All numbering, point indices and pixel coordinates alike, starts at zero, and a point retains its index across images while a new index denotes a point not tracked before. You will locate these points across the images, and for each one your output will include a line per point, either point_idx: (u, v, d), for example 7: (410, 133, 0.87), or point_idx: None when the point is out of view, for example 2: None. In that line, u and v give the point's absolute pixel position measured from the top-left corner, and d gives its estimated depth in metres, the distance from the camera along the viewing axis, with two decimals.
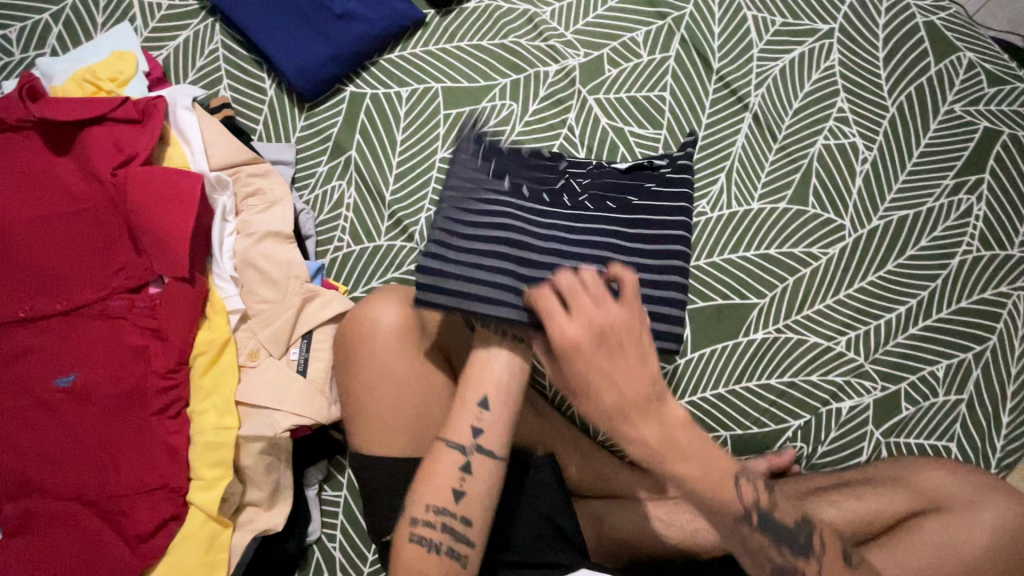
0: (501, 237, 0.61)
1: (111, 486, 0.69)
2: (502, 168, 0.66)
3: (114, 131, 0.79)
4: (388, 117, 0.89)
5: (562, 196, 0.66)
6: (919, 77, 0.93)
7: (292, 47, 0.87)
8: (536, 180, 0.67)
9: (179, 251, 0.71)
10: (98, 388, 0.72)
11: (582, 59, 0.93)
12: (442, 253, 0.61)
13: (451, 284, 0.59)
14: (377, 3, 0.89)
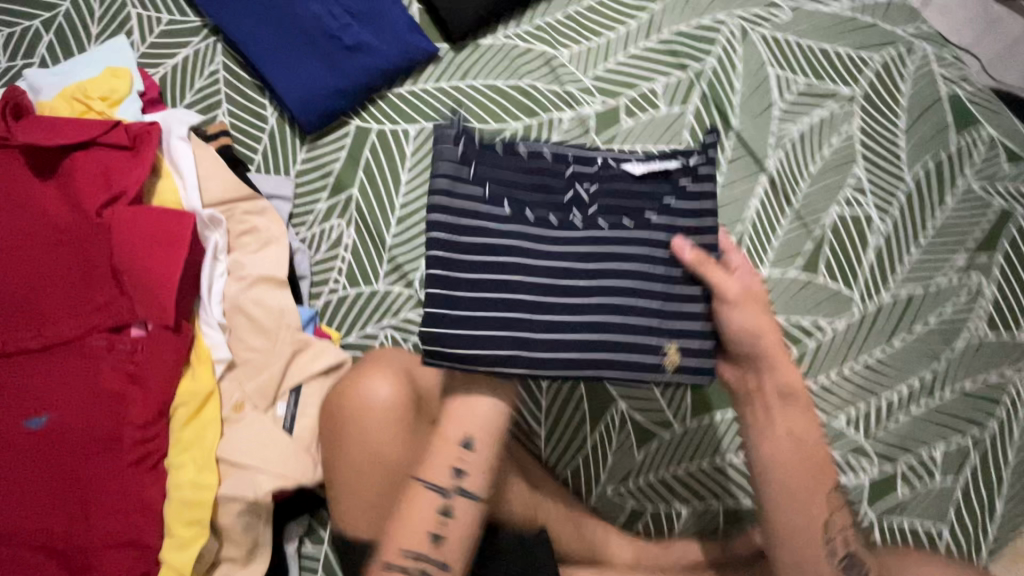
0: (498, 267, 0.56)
1: (80, 539, 0.65)
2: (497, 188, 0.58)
3: (103, 158, 0.75)
4: (393, 156, 0.86)
5: (569, 216, 0.59)
6: (938, 150, 0.91)
7: (297, 76, 0.82)
8: (541, 196, 0.59)
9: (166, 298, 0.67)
10: (72, 431, 0.68)
11: (598, 107, 0.89)
12: (462, 221, 0.57)
13: (488, 231, 0.57)
14: (390, 34, 0.84)
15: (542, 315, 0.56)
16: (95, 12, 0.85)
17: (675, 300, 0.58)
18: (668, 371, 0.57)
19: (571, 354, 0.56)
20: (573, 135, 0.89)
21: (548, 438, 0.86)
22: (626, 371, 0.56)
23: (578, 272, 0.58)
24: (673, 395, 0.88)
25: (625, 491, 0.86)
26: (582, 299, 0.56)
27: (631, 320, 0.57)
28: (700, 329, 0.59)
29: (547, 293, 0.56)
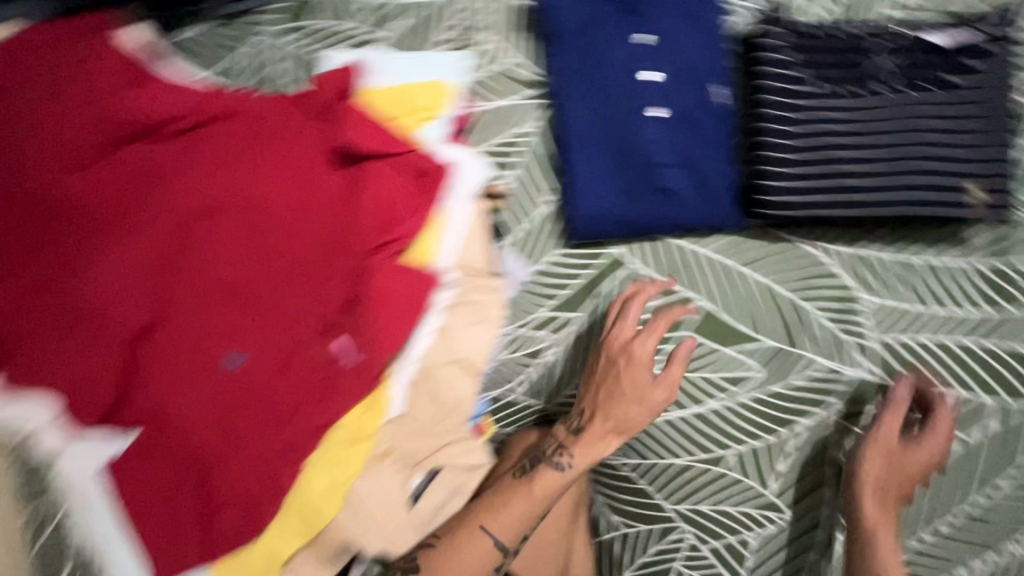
0: (808, 178, 0.74)
1: (205, 493, 0.67)
2: (801, 114, 0.74)
3: (391, 177, 0.76)
4: (634, 303, 0.79)
5: (876, 85, 0.74)
6: None
7: (600, 186, 0.78)
8: (845, 74, 0.74)
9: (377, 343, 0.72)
10: (247, 393, 0.68)
11: (863, 374, 0.78)
12: (801, 151, 0.74)
13: (795, 193, 0.74)
14: (707, 192, 0.77)
15: (871, 154, 0.73)
16: (456, 23, 0.89)
17: (951, 139, 0.73)
18: (973, 197, 0.73)
19: (872, 166, 0.73)
20: (819, 385, 0.78)
21: None
22: (936, 171, 0.73)
23: (885, 106, 0.73)
24: None
25: None
26: (875, 206, 0.74)
27: (940, 151, 0.73)
28: (965, 163, 0.73)
29: (864, 181, 0.74)
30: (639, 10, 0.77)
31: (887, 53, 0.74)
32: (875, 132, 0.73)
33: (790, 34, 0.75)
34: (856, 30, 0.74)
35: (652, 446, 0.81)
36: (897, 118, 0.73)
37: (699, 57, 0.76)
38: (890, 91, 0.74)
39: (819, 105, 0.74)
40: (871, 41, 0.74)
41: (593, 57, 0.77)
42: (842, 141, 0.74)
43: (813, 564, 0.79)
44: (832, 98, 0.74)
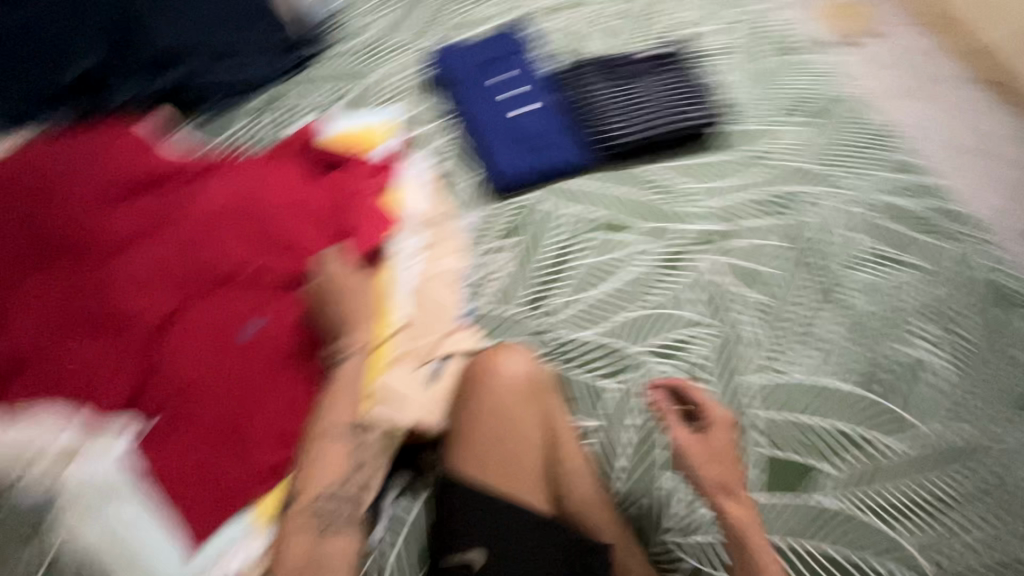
0: (620, 124, 1.22)
1: (246, 423, 0.84)
2: (605, 95, 1.25)
3: (358, 169, 1.11)
4: (552, 221, 1.14)
5: (638, 77, 1.29)
6: (995, 327, 1.09)
7: (505, 157, 1.17)
8: (621, 74, 1.29)
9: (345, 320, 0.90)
10: (272, 340, 0.90)
11: (713, 227, 1.16)
12: (613, 111, 1.23)
13: (616, 134, 1.21)
14: (569, 146, 1.20)
15: (649, 107, 1.24)
16: (382, 93, 1.29)
17: (689, 91, 1.27)
18: (710, 116, 1.24)
19: (652, 111, 1.23)
20: (692, 241, 1.14)
21: (625, 472, 0.94)
22: (687, 106, 1.24)
23: (647, 84, 1.27)
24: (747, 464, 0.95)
25: (688, 546, 0.89)
26: (661, 130, 1.22)
27: (684, 97, 1.26)
28: (700, 101, 1.26)
29: (651, 119, 1.23)
30: (496, 67, 1.27)
31: (639, 61, 1.30)
32: (647, 95, 1.25)
33: (584, 62, 1.30)
34: (616, 59, 1.31)
35: (602, 311, 1.06)
36: (656, 87, 1.26)
37: (540, 82, 1.27)
38: (646, 78, 1.28)
39: (613, 91, 1.25)
40: (629, 56, 1.30)
41: (477, 93, 1.24)
42: (632, 103, 1.24)
43: (750, 358, 1.04)
44: (619, 85, 1.26)
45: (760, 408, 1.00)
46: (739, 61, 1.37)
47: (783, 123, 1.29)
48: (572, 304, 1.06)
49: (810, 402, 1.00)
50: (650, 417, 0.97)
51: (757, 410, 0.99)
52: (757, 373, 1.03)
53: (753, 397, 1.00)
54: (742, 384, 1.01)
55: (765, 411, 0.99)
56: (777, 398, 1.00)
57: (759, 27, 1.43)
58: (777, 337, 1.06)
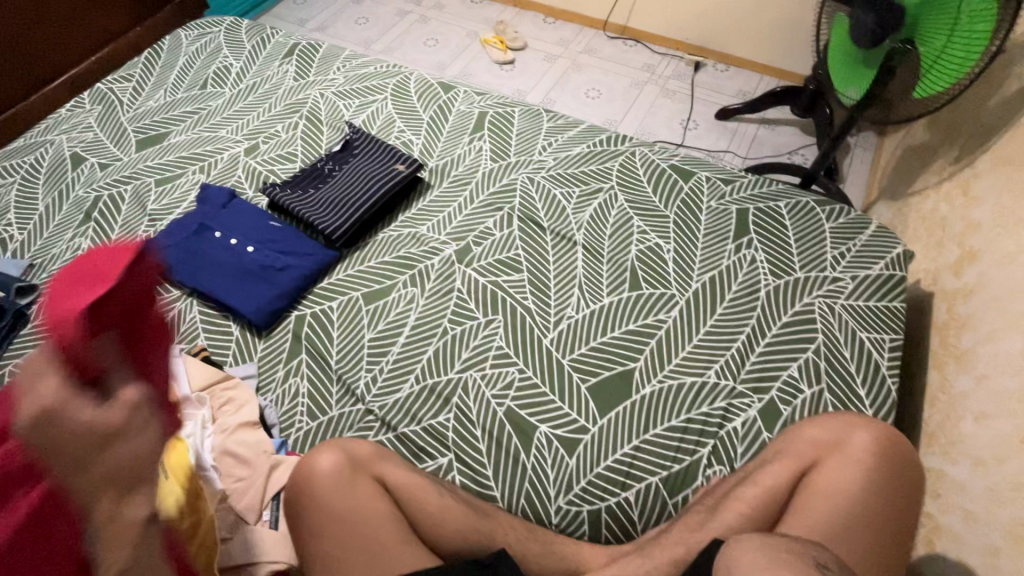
0: (335, 212, 1.31)
1: None
2: (311, 201, 1.35)
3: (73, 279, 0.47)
4: (324, 322, 1.20)
5: (332, 172, 1.41)
6: (680, 194, 1.37)
7: (249, 297, 1.19)
8: (316, 179, 1.41)
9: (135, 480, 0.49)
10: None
11: (456, 247, 1.31)
12: (324, 208, 1.33)
13: (335, 221, 1.30)
14: (303, 256, 1.26)
15: (352, 186, 1.36)
16: None
17: (378, 159, 1.42)
18: (404, 167, 1.40)
19: (356, 188, 1.35)
20: (445, 267, 1.27)
21: (496, 478, 1.02)
22: (381, 170, 1.39)
23: (341, 173, 1.40)
24: (581, 405, 1.07)
25: (575, 497, 1.00)
26: (371, 197, 1.33)
27: (376, 165, 1.40)
28: (390, 160, 1.41)
29: (358, 194, 1.34)
30: (202, 229, 1.30)
31: (326, 162, 1.44)
32: (345, 180, 1.38)
33: (280, 186, 1.40)
34: (308, 169, 1.44)
35: (406, 365, 1.13)
36: (349, 170, 1.40)
37: (250, 218, 1.32)
38: (338, 169, 1.42)
39: (318, 193, 1.36)
40: (315, 164, 1.44)
41: (195, 260, 1.25)
42: (336, 193, 1.35)
43: (536, 324, 1.18)
44: (318, 188, 1.38)
45: (565, 356, 1.13)
46: (408, 118, 1.59)
47: (465, 144, 1.52)
48: (378, 377, 1.12)
49: (596, 328, 1.17)
50: (485, 421, 1.06)
51: (564, 359, 1.13)
52: (549, 331, 1.17)
53: (555, 351, 1.14)
54: (542, 348, 1.15)
55: (569, 356, 1.13)
56: (571, 341, 1.15)
57: (409, 87, 1.67)
58: (549, 296, 1.22)
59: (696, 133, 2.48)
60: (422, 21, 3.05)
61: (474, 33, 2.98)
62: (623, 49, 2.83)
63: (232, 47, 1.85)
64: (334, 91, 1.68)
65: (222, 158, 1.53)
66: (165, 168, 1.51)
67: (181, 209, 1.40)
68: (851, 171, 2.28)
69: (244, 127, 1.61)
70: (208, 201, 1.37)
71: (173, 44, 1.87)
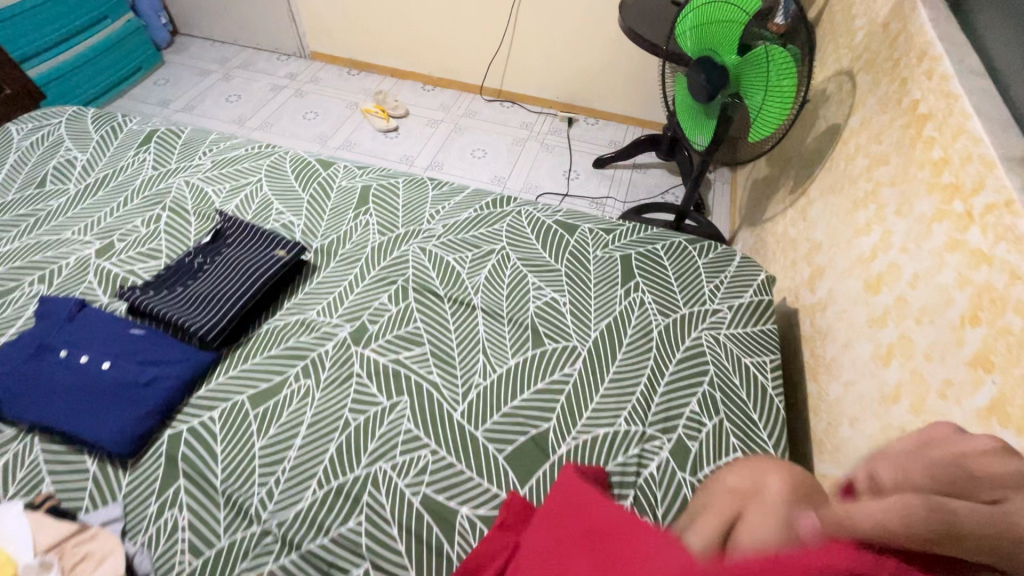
0: (210, 309, 1.20)
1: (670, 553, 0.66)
2: (181, 302, 1.22)
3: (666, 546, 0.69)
4: (205, 439, 1.06)
5: (203, 266, 1.30)
6: (567, 247, 1.43)
7: (105, 422, 1.02)
8: (185, 276, 1.29)
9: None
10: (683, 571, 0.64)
11: (349, 329, 1.25)
12: (196, 306, 1.21)
13: (210, 319, 1.18)
14: (172, 364, 1.12)
15: (225, 280, 1.26)
16: None
17: (253, 247, 1.33)
18: (284, 251, 1.32)
19: (231, 281, 1.25)
20: (339, 354, 1.20)
21: None
22: (258, 258, 1.30)
23: (213, 266, 1.30)
24: (501, 478, 1.03)
25: None
26: (247, 288, 1.23)
27: (252, 254, 1.31)
28: (268, 246, 1.33)
29: (234, 287, 1.24)
30: (43, 351, 1.12)
31: (194, 256, 1.33)
32: (219, 274, 1.27)
33: (140, 288, 1.25)
34: (174, 266, 1.31)
35: (305, 468, 1.03)
36: (223, 262, 1.30)
37: (106, 329, 1.17)
38: (209, 262, 1.31)
39: (187, 292, 1.24)
40: (183, 260, 1.32)
41: (33, 389, 1.06)
42: (210, 288, 1.24)
43: (443, 398, 1.14)
44: (188, 286, 1.26)
45: (478, 429, 1.09)
46: (287, 199, 1.52)
47: (349, 220, 1.47)
48: (273, 492, 1.00)
49: (507, 392, 1.15)
50: (402, 516, 0.98)
51: (477, 432, 1.09)
52: (459, 403, 1.13)
53: (468, 425, 1.10)
54: (452, 424, 1.10)
55: (482, 428, 1.10)
56: (483, 411, 1.12)
57: (285, 167, 1.61)
58: (454, 367, 1.19)
59: (580, 182, 2.64)
60: (298, 95, 3.01)
61: (354, 104, 2.99)
62: (501, 110, 2.98)
63: (76, 137, 1.68)
64: (201, 177, 1.58)
65: (67, 263, 1.35)
66: None
67: (15, 328, 1.20)
68: (716, 204, 2.54)
69: (95, 226, 1.44)
70: (49, 315, 1.18)
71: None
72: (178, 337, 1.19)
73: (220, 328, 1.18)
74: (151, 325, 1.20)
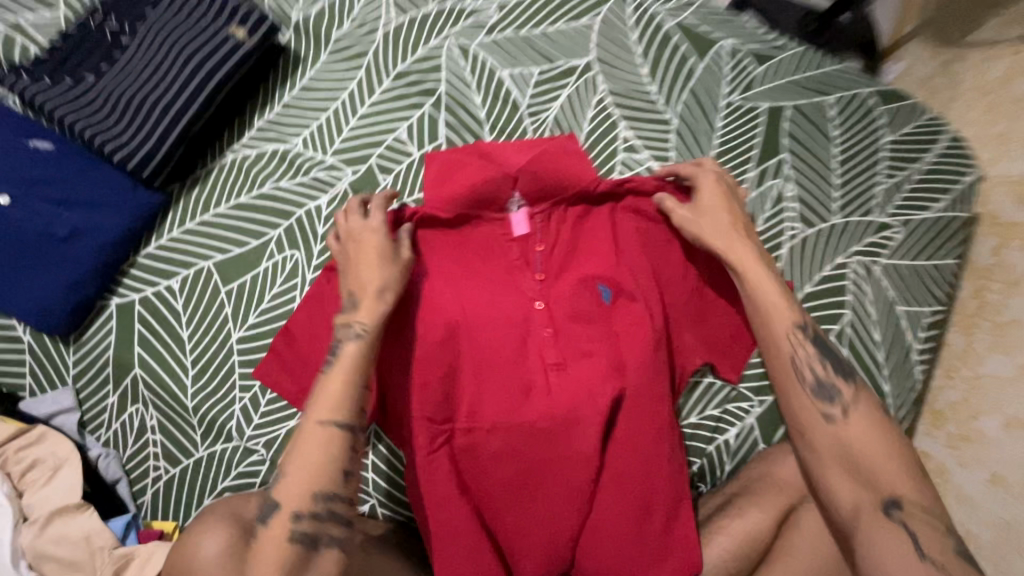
0: (135, 129, 0.79)
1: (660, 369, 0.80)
2: (91, 106, 0.80)
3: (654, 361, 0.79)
4: (167, 318, 0.81)
5: (118, 40, 0.82)
6: (689, 80, 0.91)
7: (25, 288, 0.77)
8: (93, 55, 0.82)
9: (740, 267, 0.72)
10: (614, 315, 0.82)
11: (352, 178, 0.86)
12: (114, 121, 0.79)
13: (137, 148, 0.79)
14: (100, 209, 0.79)
15: (153, 79, 0.80)
16: None
17: (192, 17, 0.82)
18: (241, 33, 0.82)
19: (162, 81, 0.80)
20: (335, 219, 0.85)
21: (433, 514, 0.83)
22: (200, 43, 0.81)
23: (134, 44, 0.82)
24: None
25: None
26: (189, 100, 0.80)
27: (192, 31, 0.82)
28: (214, 20, 0.82)
29: (168, 94, 0.80)
30: None
31: (104, 18, 0.83)
32: (145, 62, 0.81)
33: (28, 71, 0.80)
34: (72, 30, 0.82)
35: None
36: (149, 41, 0.81)
37: None
38: (129, 37, 0.83)
39: (103, 86, 0.80)
40: (86, 22, 0.83)
41: None
42: (132, 89, 0.80)
43: None
44: (98, 77, 0.81)
45: None
46: None
47: None
48: (258, 402, 0.80)
49: None
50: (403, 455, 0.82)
51: None
52: None
53: None
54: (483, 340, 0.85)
55: None
56: None
57: None
58: None
59: None
60: None
61: None
62: None
63: None
64: None
65: None
66: None
67: None
68: None
69: None
70: None
71: None
72: (94, 147, 0.79)
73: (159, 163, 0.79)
74: (56, 137, 0.80)
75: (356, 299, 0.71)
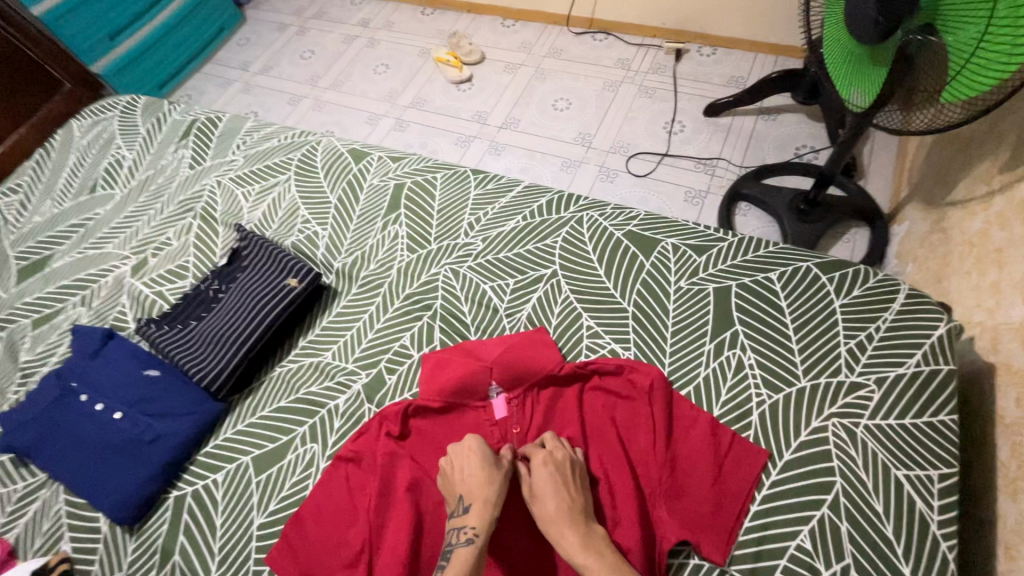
0: (215, 354, 1.08)
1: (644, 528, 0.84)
2: (191, 342, 1.12)
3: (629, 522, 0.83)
4: (207, 507, 0.97)
5: (216, 294, 1.18)
6: (640, 274, 1.07)
7: (113, 486, 0.98)
8: (200, 307, 1.18)
9: (575, 562, 0.75)
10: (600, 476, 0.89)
11: (365, 379, 1.06)
12: (203, 350, 1.10)
13: (213, 368, 1.06)
14: (179, 417, 1.03)
15: (232, 318, 1.12)
16: None
17: (263, 272, 1.17)
18: (292, 278, 1.14)
19: (237, 318, 1.11)
20: (349, 412, 1.03)
21: None
22: (266, 289, 1.13)
23: (225, 295, 1.17)
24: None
25: None
26: (252, 330, 1.08)
27: (261, 281, 1.15)
28: (277, 272, 1.16)
29: (240, 327, 1.10)
30: (64, 386, 1.10)
31: (211, 281, 1.21)
32: (229, 307, 1.14)
33: (157, 322, 1.16)
34: (191, 293, 1.20)
35: None
36: (234, 292, 1.16)
37: (118, 369, 1.09)
38: (223, 291, 1.18)
39: (200, 327, 1.14)
40: (200, 286, 1.21)
41: (55, 438, 1.04)
42: (218, 327, 1.12)
43: None
44: (199, 321, 1.15)
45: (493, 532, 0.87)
46: (313, 203, 1.33)
47: (377, 234, 1.24)
48: None
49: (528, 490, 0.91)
50: None
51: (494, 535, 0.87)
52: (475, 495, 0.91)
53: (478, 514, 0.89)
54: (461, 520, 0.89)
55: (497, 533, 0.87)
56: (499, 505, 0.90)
57: (316, 160, 1.40)
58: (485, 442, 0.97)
59: (684, 137, 2.09)
60: (371, 44, 2.64)
61: (427, 51, 2.56)
62: (592, 45, 2.43)
63: (126, 134, 1.61)
64: (233, 178, 1.43)
65: (106, 282, 1.31)
66: (43, 304, 1.30)
67: (55, 359, 1.19)
68: (870, 166, 1.91)
69: (133, 238, 1.38)
70: (77, 348, 1.15)
71: (65, 142, 1.65)
72: (184, 368, 1.09)
73: (226, 377, 1.06)
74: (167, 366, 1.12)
75: (468, 505, 0.82)
